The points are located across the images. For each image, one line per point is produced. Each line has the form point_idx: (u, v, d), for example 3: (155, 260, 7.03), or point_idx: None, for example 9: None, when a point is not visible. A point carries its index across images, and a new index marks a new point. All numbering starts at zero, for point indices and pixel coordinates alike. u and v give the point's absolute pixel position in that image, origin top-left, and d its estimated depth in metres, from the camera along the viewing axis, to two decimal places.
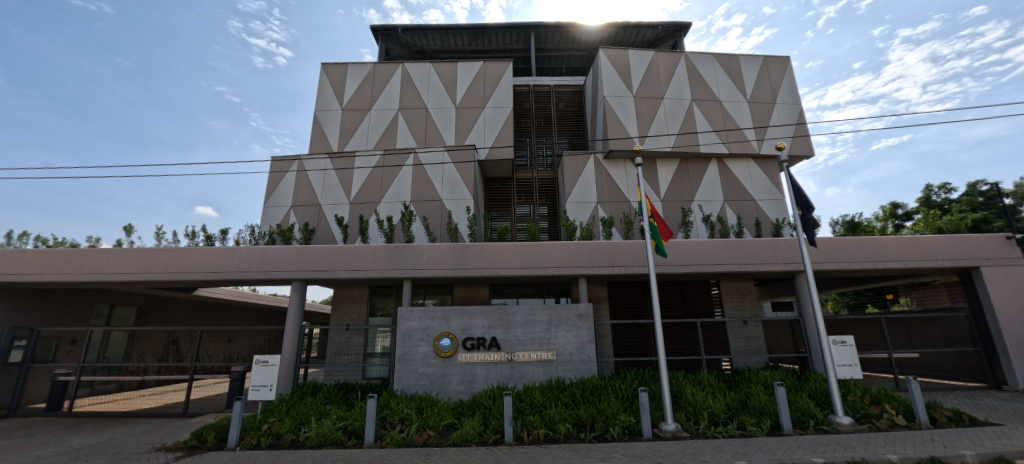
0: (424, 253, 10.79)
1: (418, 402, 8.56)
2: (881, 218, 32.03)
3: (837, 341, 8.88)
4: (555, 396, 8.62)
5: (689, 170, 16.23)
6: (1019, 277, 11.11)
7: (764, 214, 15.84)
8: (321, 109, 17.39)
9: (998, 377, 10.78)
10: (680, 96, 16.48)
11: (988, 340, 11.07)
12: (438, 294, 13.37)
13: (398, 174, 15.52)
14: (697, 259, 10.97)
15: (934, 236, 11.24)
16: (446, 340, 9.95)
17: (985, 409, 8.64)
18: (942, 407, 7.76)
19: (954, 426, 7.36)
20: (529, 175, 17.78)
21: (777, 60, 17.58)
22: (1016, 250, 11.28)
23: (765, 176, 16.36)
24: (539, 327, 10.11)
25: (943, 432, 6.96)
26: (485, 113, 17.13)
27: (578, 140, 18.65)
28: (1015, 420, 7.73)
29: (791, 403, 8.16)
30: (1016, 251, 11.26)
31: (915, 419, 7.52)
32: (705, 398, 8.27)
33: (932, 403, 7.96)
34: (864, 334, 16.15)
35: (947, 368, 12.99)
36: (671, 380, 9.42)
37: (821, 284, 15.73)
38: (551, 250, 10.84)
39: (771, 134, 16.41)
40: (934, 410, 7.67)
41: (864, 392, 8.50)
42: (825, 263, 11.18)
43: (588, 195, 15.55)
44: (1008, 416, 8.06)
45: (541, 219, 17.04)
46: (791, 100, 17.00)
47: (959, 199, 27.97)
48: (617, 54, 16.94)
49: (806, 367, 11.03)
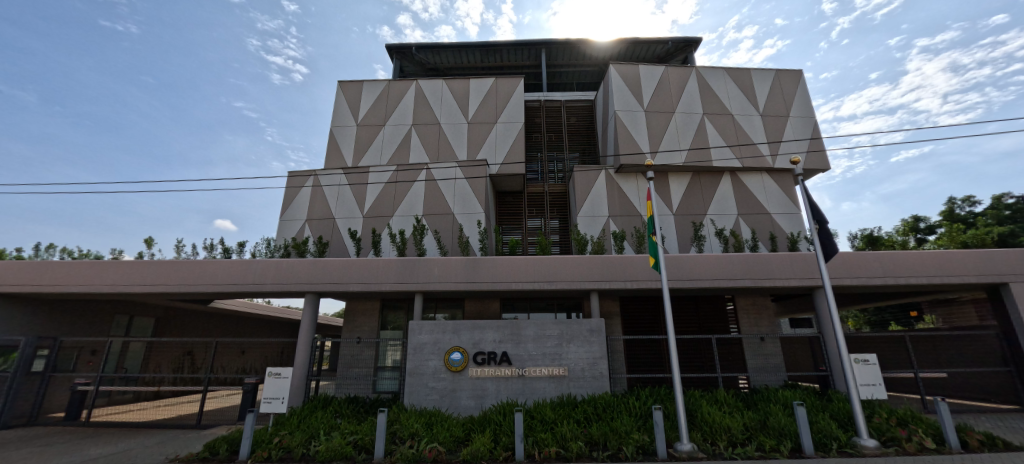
0: (436, 267, 10.83)
1: (427, 418, 8.50)
2: (901, 232, 31.33)
3: (860, 360, 8.55)
4: (567, 414, 8.47)
5: (702, 184, 16.10)
6: None
7: (779, 228, 15.60)
8: (337, 125, 17.78)
9: None
10: (692, 111, 16.47)
11: (1020, 360, 10.61)
12: (449, 308, 13.36)
13: (411, 188, 15.72)
14: (711, 274, 10.81)
15: (960, 250, 10.87)
16: (456, 354, 9.91)
17: (1019, 433, 8.25)
18: (974, 430, 7.38)
19: (987, 450, 7.00)
20: (540, 189, 17.81)
21: (790, 73, 17.49)
22: None
23: (779, 190, 16.17)
24: (550, 342, 10.01)
25: (975, 459, 6.64)
26: (497, 128, 17.33)
27: (589, 155, 18.75)
28: None
29: (812, 424, 7.89)
30: None
31: (945, 442, 7.20)
32: (722, 418, 8.02)
33: (962, 426, 7.59)
34: (888, 352, 15.66)
35: (977, 389, 12.45)
36: (687, 399, 9.21)
37: (842, 300, 15.34)
38: (563, 264, 10.79)
39: (784, 149, 16.27)
40: (965, 434, 7.30)
41: (888, 413, 8.18)
42: (844, 279, 10.92)
43: (600, 209, 15.50)
44: None
45: (553, 233, 16.97)
46: (804, 113, 16.87)
47: (984, 213, 27.23)
48: (627, 70, 17.04)
49: (828, 387, 10.69)
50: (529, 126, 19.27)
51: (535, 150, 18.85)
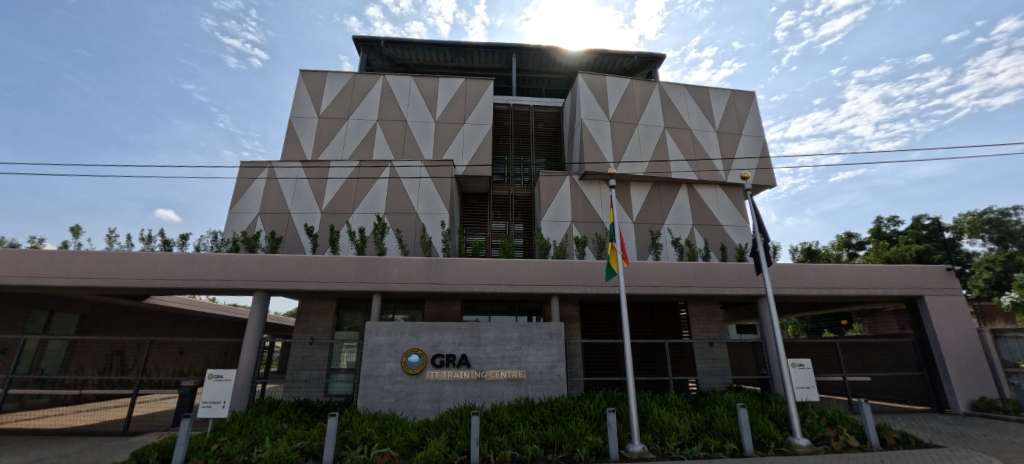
0: (396, 267, 10.58)
1: (381, 422, 8.26)
2: (836, 247, 33.96)
3: (796, 364, 9.08)
4: (523, 416, 8.50)
5: (660, 194, 16.72)
6: (957, 306, 11.97)
7: (729, 239, 16.47)
8: (297, 116, 17.04)
9: (941, 400, 11.50)
10: (654, 123, 17.10)
11: (931, 365, 11.81)
12: (408, 309, 13.06)
13: (374, 186, 15.31)
14: (666, 281, 11.23)
15: (884, 265, 11.95)
16: (414, 356, 9.72)
17: (929, 431, 9.13)
18: (891, 429, 8.07)
19: (902, 447, 7.68)
20: (506, 192, 17.84)
21: (744, 94, 18.57)
22: (954, 280, 12.19)
23: (731, 203, 17.08)
24: (509, 345, 10.02)
25: (892, 455, 7.26)
26: (465, 129, 17.23)
27: (555, 161, 19.01)
28: (955, 443, 8.15)
29: (753, 425, 8.34)
30: (954, 282, 12.18)
31: (866, 440, 7.83)
32: (672, 420, 8.32)
33: (882, 425, 8.29)
34: (821, 357, 16.89)
35: (895, 392, 13.67)
36: (640, 401, 9.48)
37: (783, 308, 16.39)
38: (525, 267, 10.85)
39: (736, 164, 17.22)
40: (883, 432, 7.99)
41: (820, 414, 8.80)
42: (785, 288, 11.67)
43: (564, 214, 15.73)
44: (949, 438, 8.53)
45: (517, 237, 17.03)
46: (755, 132, 17.94)
47: (906, 232, 30.05)
48: (595, 80, 17.45)
49: (768, 389, 11.38)
50: (497, 129, 19.28)
51: (502, 153, 18.88)
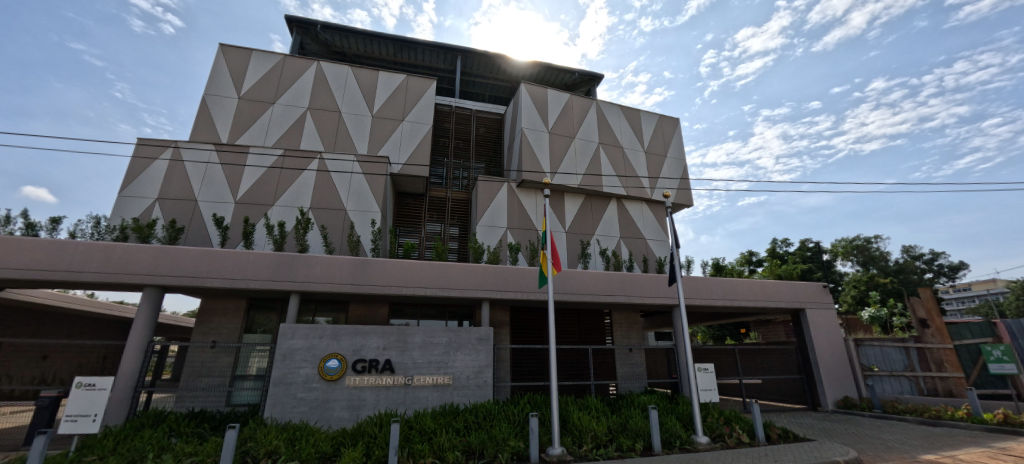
0: (319, 265, 9.90)
1: (290, 432, 7.63)
2: (739, 263, 37.86)
3: (701, 368, 9.85)
4: (447, 422, 8.33)
5: (592, 207, 17.46)
6: (829, 318, 13.95)
7: (651, 252, 17.64)
8: (213, 93, 15.40)
9: (815, 399, 13.32)
10: (589, 138, 17.86)
11: (808, 369, 13.63)
12: (331, 312, 12.26)
13: (299, 177, 14.26)
14: (592, 289, 11.70)
15: (776, 281, 13.56)
16: (333, 361, 9.13)
17: (804, 427, 10.44)
18: (775, 425, 9.11)
19: (782, 441, 8.70)
20: (442, 194, 17.53)
21: (670, 119, 20.09)
22: (828, 296, 14.19)
23: (654, 219, 18.32)
24: (437, 350, 9.79)
25: (774, 448, 8.18)
26: (403, 127, 16.71)
27: (494, 167, 19.10)
28: (823, 436, 9.40)
29: (661, 425, 8.92)
30: (828, 298, 14.17)
31: (755, 436, 8.75)
32: (591, 423, 8.64)
33: (768, 422, 9.32)
34: (723, 362, 18.66)
35: (779, 392, 15.51)
36: (562, 405, 9.74)
37: (693, 318, 17.86)
38: (458, 272, 10.71)
39: (660, 183, 18.53)
40: (768, 429, 8.98)
41: (718, 413, 9.68)
42: (696, 299, 12.72)
43: (499, 220, 15.80)
44: (819, 432, 9.82)
45: (451, 240, 16.79)
46: (678, 155, 19.47)
47: (794, 253, 34.36)
48: (536, 91, 17.85)
49: (677, 391, 12.28)
50: (437, 129, 18.93)
51: (441, 154, 18.55)
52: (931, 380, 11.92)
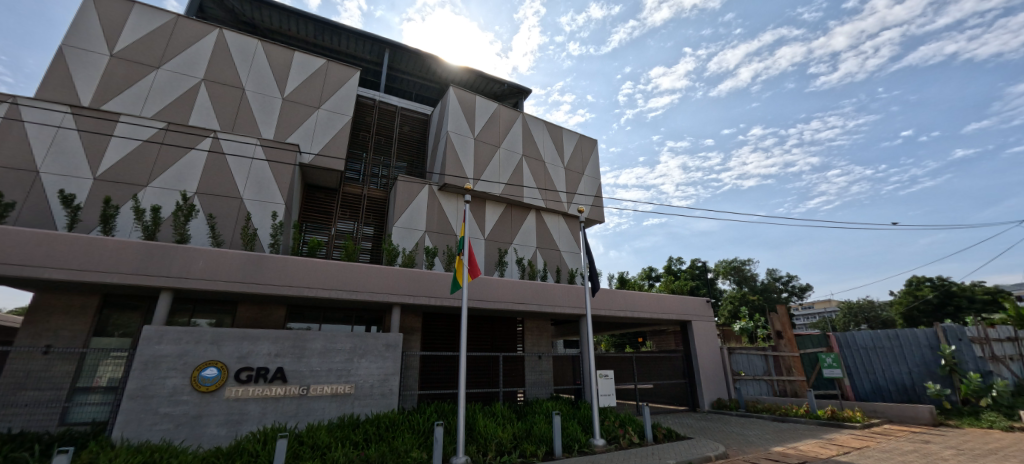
0: (202, 260, 8.62)
1: (146, 455, 6.44)
2: (640, 277, 41.24)
3: (603, 375, 9.96)
4: (343, 435, 7.69)
5: (512, 216, 17.68)
6: (709, 330, 15.74)
7: (564, 264, 18.36)
8: (74, 46, 12.77)
9: (694, 401, 14.85)
10: (513, 149, 18.13)
11: (691, 374, 15.13)
12: (214, 313, 10.71)
13: (184, 157, 12.40)
14: (507, 297, 11.78)
15: (670, 295, 14.99)
16: (211, 370, 7.95)
17: (685, 427, 11.54)
18: (662, 426, 9.94)
19: (667, 440, 9.52)
20: (357, 190, 16.49)
21: (589, 139, 21.24)
22: (710, 310, 16.02)
23: (569, 232, 19.13)
24: (338, 357, 9.05)
25: (660, 447, 8.90)
26: (318, 115, 15.44)
27: (416, 167, 18.48)
28: (700, 434, 10.48)
29: (564, 429, 9.21)
30: (710, 312, 15.99)
31: (644, 437, 9.45)
32: (497, 430, 8.60)
33: (656, 424, 10.14)
34: (621, 369, 20.00)
35: (667, 396, 17.01)
36: (469, 413, 9.57)
37: (598, 327, 18.91)
38: (368, 274, 10.06)
39: (576, 199, 19.44)
40: (656, 429, 9.79)
41: (615, 416, 10.29)
42: (602, 310, 13.46)
43: (417, 222, 15.25)
44: (697, 431, 10.92)
45: (364, 240, 15.81)
46: (594, 174, 20.63)
47: (685, 270, 38.41)
48: (465, 96, 17.70)
49: (579, 397, 12.80)
50: (357, 122, 17.82)
51: (359, 148, 17.46)
52: (783, 383, 14.12)
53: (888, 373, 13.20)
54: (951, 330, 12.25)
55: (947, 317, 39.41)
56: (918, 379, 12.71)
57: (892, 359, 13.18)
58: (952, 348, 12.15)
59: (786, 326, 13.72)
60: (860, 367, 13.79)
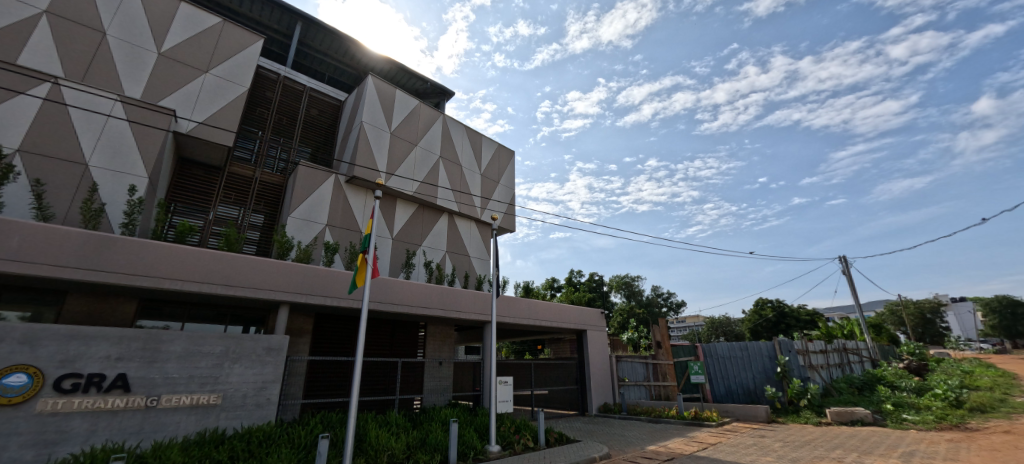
0: (17, 235, 6.72)
1: None
2: (543, 287, 42.86)
3: (500, 381, 9.84)
4: (202, 453, 6.50)
5: (423, 216, 17.05)
6: (601, 339, 16.70)
7: (473, 270, 18.22)
8: None
9: (584, 405, 15.62)
10: (431, 148, 17.58)
11: (582, 380, 15.88)
12: (29, 304, 8.43)
13: (6, 102, 9.73)
14: (411, 301, 11.19)
15: (568, 305, 15.67)
16: (16, 377, 6.17)
17: (575, 430, 12.07)
18: (554, 430, 10.23)
19: (558, 444, 9.83)
20: (248, 172, 14.51)
21: (507, 150, 21.52)
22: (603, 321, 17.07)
23: (480, 238, 19.07)
24: (204, 362, 7.69)
25: (552, 451, 9.11)
26: (206, 80, 13.28)
27: (321, 155, 16.90)
28: (588, 437, 11.02)
29: (459, 437, 8.97)
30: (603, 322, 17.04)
31: (537, 441, 9.63)
32: (389, 440, 8.03)
33: (549, 428, 10.43)
34: (520, 375, 20.37)
35: (560, 401, 17.69)
36: (359, 422, 8.81)
37: (501, 334, 19.04)
38: (252, 268, 8.79)
39: (490, 206, 19.49)
40: (549, 433, 10.06)
41: (511, 422, 10.33)
42: (507, 318, 13.54)
43: (317, 214, 13.86)
44: (585, 434, 11.49)
45: (250, 229, 13.92)
46: (509, 183, 20.91)
47: (584, 283, 40.93)
48: (384, 86, 16.73)
49: (478, 404, 12.64)
50: (255, 96, 15.78)
51: (255, 125, 15.43)
52: (659, 387, 15.86)
53: (739, 378, 15.32)
54: (785, 344, 14.60)
55: (782, 333, 47.57)
56: (759, 382, 14.90)
57: (742, 366, 15.33)
58: (784, 357, 14.40)
59: (666, 339, 15.54)
60: (720, 373, 15.85)
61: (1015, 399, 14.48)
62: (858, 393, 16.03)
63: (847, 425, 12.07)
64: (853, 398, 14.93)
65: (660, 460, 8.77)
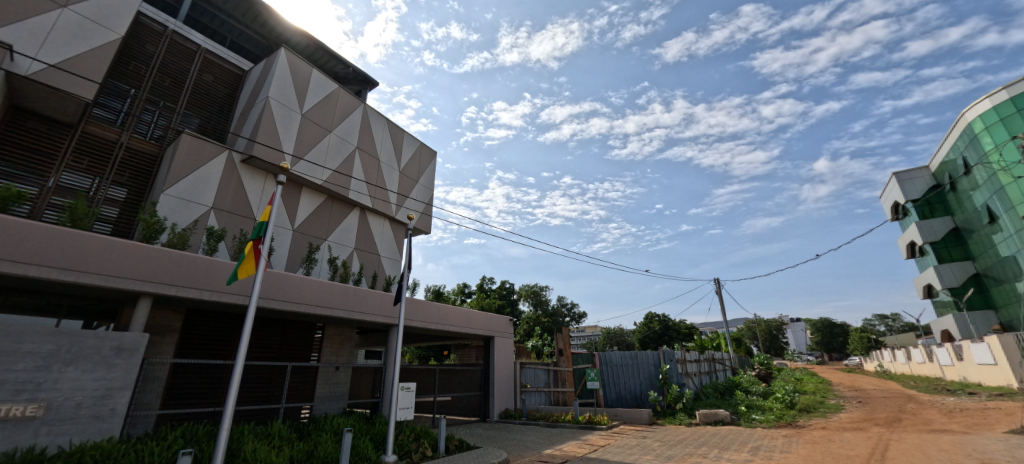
0: None
1: None
2: (454, 292, 42.32)
3: (403, 386, 9.15)
4: None
5: (331, 209, 15.73)
6: (507, 346, 16.81)
7: (382, 270, 17.25)
8: None
9: (486, 411, 15.49)
10: (347, 136, 16.33)
11: (486, 387, 15.77)
12: None
13: None
14: (309, 300, 10.13)
15: (476, 311, 15.50)
16: None
17: (475, 436, 11.89)
18: (454, 437, 9.95)
19: (458, 451, 9.56)
20: (111, 135, 12.07)
21: (429, 150, 20.93)
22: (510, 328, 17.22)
23: (392, 237, 18.23)
24: (20, 364, 6.07)
25: (451, 458, 8.82)
26: (63, 16, 10.83)
27: (212, 127, 14.79)
28: (488, 443, 10.91)
29: (353, 448, 8.26)
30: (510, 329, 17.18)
31: (437, 449, 9.27)
32: (269, 453, 7.09)
33: (450, 435, 10.12)
34: (422, 381, 19.66)
35: (462, 408, 17.36)
36: (233, 435, 7.65)
37: (406, 338, 18.22)
38: (104, 251, 7.21)
39: (406, 205, 18.70)
40: (449, 441, 9.75)
41: (410, 430, 9.81)
42: (414, 322, 12.96)
43: (202, 194, 11.99)
44: (485, 440, 11.36)
45: (107, 204, 11.51)
46: (428, 184, 20.30)
47: (495, 290, 41.29)
48: (299, 63, 15.20)
49: (375, 411, 11.83)
50: (131, 47, 13.29)
51: (126, 80, 12.91)
52: (557, 393, 16.59)
53: (628, 384, 16.47)
54: (667, 353, 16.83)
55: (666, 344, 52.78)
56: (644, 388, 16.44)
57: (632, 373, 16.58)
58: (666, 365, 16.60)
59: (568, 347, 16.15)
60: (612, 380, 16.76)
61: (831, 402, 17.64)
62: (720, 396, 18.22)
63: (710, 425, 13.52)
64: (717, 401, 16.97)
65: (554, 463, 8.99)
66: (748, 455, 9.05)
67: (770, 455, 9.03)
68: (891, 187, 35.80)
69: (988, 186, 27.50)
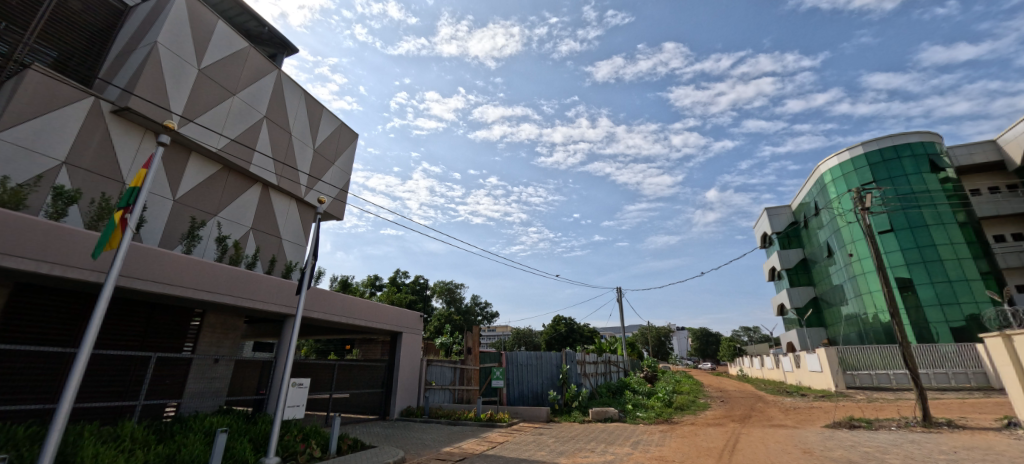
0: None
1: None
2: (364, 284, 40.29)
3: (294, 383, 8.43)
4: None
5: (225, 181, 13.97)
6: (415, 342, 16.34)
7: (281, 254, 15.77)
8: None
9: (386, 409, 14.90)
10: (253, 103, 14.61)
11: (389, 384, 15.16)
12: None
13: None
14: (186, 282, 8.84)
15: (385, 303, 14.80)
16: None
17: (371, 435, 11.36)
18: (348, 436, 9.37)
19: (351, 451, 9.02)
20: None
21: (349, 132, 19.56)
22: (419, 324, 16.79)
23: (297, 220, 16.76)
24: None
25: (343, 459, 8.26)
26: None
27: (75, 67, 12.33)
28: (384, 442, 10.48)
29: (227, 450, 7.39)
30: (419, 325, 16.75)
31: (327, 450, 8.63)
32: (117, 459, 6.01)
33: (343, 435, 9.50)
34: (318, 377, 18.36)
35: (360, 406, 16.48)
36: (70, 435, 6.40)
37: (303, 330, 16.87)
38: None
39: (317, 187, 17.29)
40: (342, 440, 9.15)
41: (297, 430, 9.03)
42: (314, 313, 11.96)
43: (50, 145, 9.86)
44: (380, 439, 10.89)
45: None
46: (345, 167, 18.99)
47: (408, 285, 40.05)
48: (202, 12, 13.29)
49: (259, 409, 10.72)
50: None
51: None
52: (462, 390, 16.44)
53: (530, 383, 16.99)
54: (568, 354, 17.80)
55: (569, 346, 55.61)
56: (545, 387, 17.04)
57: (535, 373, 17.13)
58: (567, 366, 17.39)
59: (475, 344, 15.98)
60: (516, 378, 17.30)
61: (700, 401, 20.02)
62: (612, 395, 19.70)
63: (601, 422, 14.47)
64: (608, 400, 18.25)
65: (451, 460, 8.88)
66: (629, 449, 9.80)
67: (648, 448, 9.92)
68: (763, 220, 41.71)
69: (830, 227, 33.40)
